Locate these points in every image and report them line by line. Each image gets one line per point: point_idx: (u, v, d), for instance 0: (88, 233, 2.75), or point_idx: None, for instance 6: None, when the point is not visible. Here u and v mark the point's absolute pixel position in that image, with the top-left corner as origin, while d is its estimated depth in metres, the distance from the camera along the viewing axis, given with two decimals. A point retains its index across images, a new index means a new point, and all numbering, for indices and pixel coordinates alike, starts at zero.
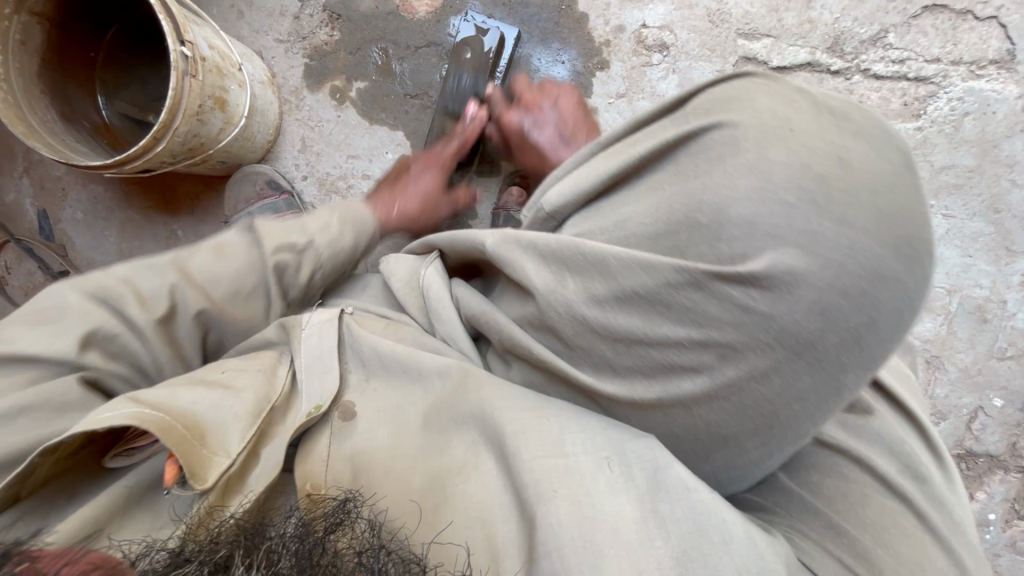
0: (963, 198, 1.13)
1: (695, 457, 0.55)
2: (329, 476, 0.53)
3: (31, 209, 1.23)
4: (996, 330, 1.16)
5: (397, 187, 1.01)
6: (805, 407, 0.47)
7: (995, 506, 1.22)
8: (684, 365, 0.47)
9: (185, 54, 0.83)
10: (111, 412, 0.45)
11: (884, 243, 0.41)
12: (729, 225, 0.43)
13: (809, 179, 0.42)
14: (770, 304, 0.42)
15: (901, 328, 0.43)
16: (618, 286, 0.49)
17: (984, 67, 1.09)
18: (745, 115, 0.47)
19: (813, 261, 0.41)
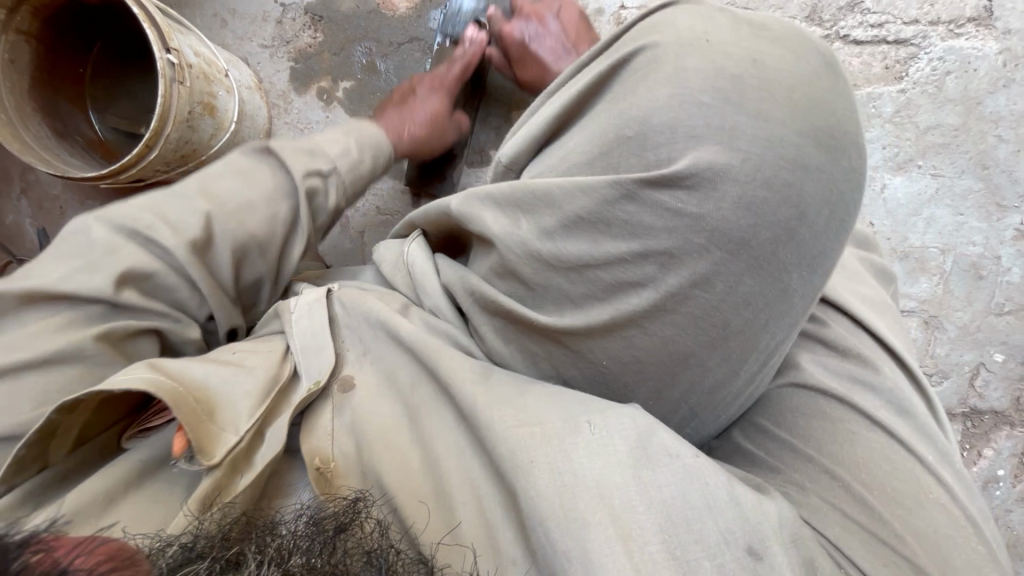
0: (951, 157, 1.14)
1: (661, 388, 0.56)
2: (336, 448, 0.56)
3: (31, 229, 1.25)
4: (992, 286, 1.17)
5: (404, 107, 0.99)
6: (755, 312, 0.49)
7: (1004, 462, 1.23)
8: (629, 280, 0.49)
9: (171, 61, 0.84)
10: (128, 375, 0.49)
11: (801, 132, 0.45)
12: (653, 133, 0.47)
13: (723, 79, 0.46)
14: (698, 203, 0.45)
15: (827, 220, 0.47)
16: (563, 213, 0.50)
17: (963, 25, 1.10)
18: (664, 36, 0.51)
19: (732, 155, 0.44)
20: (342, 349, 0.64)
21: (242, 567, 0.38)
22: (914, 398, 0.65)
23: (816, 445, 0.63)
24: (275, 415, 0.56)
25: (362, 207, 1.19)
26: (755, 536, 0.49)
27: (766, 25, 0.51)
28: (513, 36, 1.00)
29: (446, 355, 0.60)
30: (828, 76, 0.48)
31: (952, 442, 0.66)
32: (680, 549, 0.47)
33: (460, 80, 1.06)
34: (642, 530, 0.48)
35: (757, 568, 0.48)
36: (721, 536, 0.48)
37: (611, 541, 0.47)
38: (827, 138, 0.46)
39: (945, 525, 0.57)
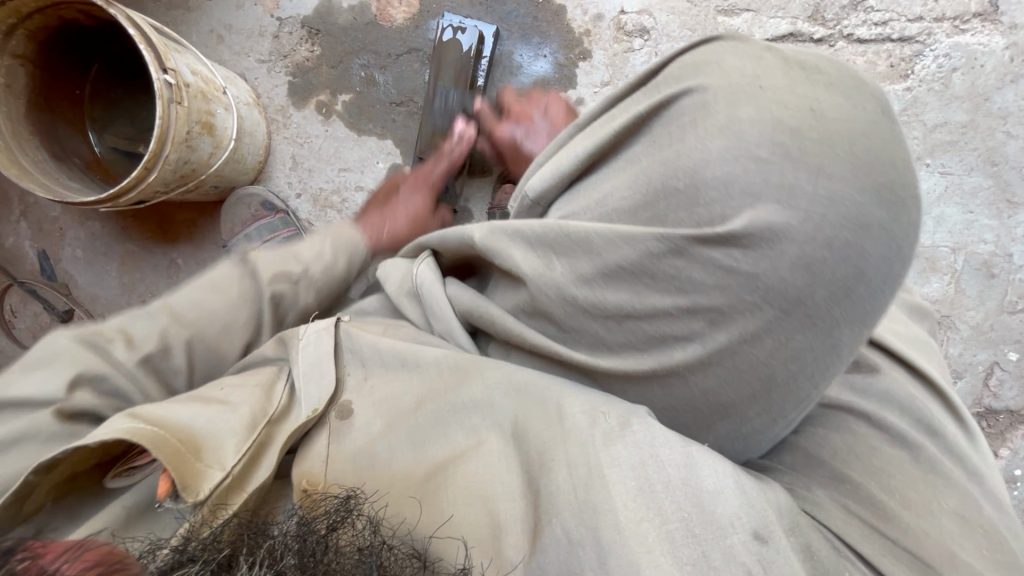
0: (959, 154, 1.12)
1: (698, 429, 0.56)
2: (329, 475, 0.53)
3: (32, 251, 1.24)
4: (1004, 284, 1.15)
5: (385, 207, 1.01)
6: (804, 368, 0.48)
7: (1021, 461, 1.21)
8: (676, 333, 0.49)
9: (168, 81, 0.83)
10: (107, 429, 0.46)
11: (862, 189, 0.42)
12: (707, 188, 0.45)
13: (782, 132, 0.44)
14: (753, 263, 0.43)
15: (890, 278, 0.44)
16: (602, 263, 0.50)
17: (968, 21, 1.09)
18: (714, 78, 0.49)
19: (793, 215, 0.42)
20: (344, 374, 0.63)
21: (234, 568, 0.38)
22: (921, 395, 0.65)
23: (829, 448, 0.62)
24: (268, 443, 0.53)
25: None
26: (760, 521, 0.49)
27: (820, 67, 0.48)
28: (504, 139, 0.99)
29: (494, 363, 0.60)
30: (884, 117, 0.46)
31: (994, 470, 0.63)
32: (699, 528, 0.48)
33: (445, 175, 1.07)
34: (662, 509, 0.48)
35: (763, 551, 0.48)
36: (730, 518, 0.48)
37: (629, 526, 0.47)
38: (887, 180, 0.43)
39: (953, 516, 0.56)
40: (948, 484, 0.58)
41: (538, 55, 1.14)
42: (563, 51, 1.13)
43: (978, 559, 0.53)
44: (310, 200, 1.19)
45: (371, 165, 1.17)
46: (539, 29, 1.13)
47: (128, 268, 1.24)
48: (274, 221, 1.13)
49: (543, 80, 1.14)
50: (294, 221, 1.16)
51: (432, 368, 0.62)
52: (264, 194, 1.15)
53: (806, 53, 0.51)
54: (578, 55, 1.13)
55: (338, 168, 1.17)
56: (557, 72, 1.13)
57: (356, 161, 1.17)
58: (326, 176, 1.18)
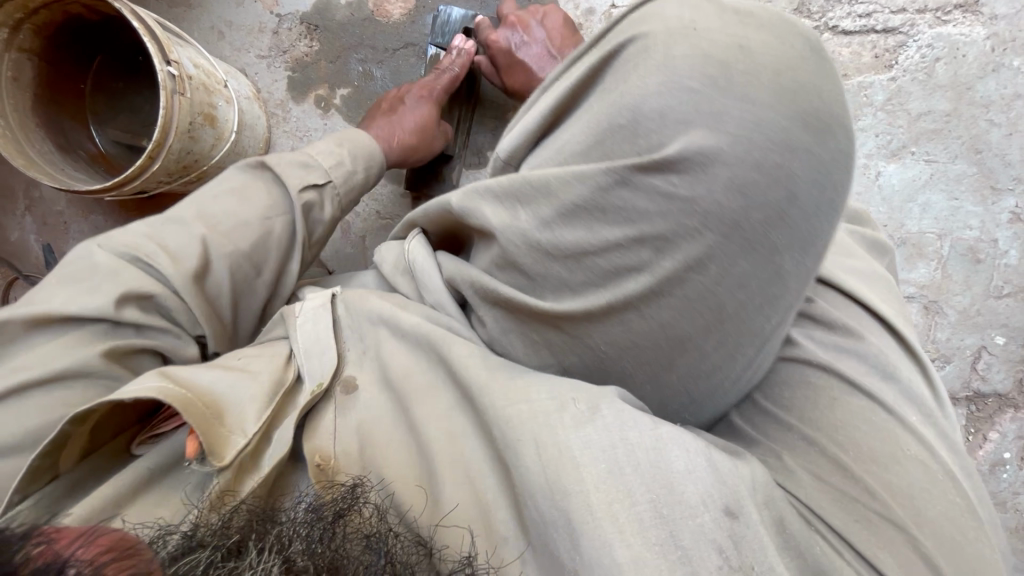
0: (943, 142, 1.15)
1: (658, 371, 0.57)
2: (338, 446, 0.56)
3: (36, 244, 1.26)
4: (990, 270, 1.18)
5: (392, 115, 1.00)
6: (751, 296, 0.51)
7: (1009, 444, 1.24)
8: (625, 265, 0.51)
9: (171, 73, 0.86)
10: (139, 385, 0.49)
11: (786, 113, 0.47)
12: (645, 119, 0.49)
13: (712, 66, 0.48)
14: (689, 187, 0.47)
15: (819, 202, 0.49)
16: (561, 203, 0.52)
17: (950, 12, 1.11)
18: (655, 25, 0.51)
19: (721, 138, 0.46)
20: (344, 349, 0.65)
21: (243, 555, 0.40)
22: (893, 356, 0.66)
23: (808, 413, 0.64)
24: (281, 417, 0.56)
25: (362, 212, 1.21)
26: (730, 496, 0.51)
27: (752, 11, 0.51)
28: (500, 42, 1.01)
29: (456, 342, 0.61)
30: (810, 55, 0.49)
31: (954, 421, 0.65)
32: (666, 509, 0.49)
33: (450, 87, 1.06)
34: (630, 489, 0.50)
35: (734, 526, 0.50)
36: (701, 498, 0.50)
37: (600, 506, 0.49)
38: (815, 118, 0.47)
39: (917, 463, 0.58)
40: (908, 434, 0.60)
41: None
42: None
43: (945, 532, 0.55)
44: (309, 191, 1.21)
45: None
46: None
47: None
48: None
49: None
50: None
51: (425, 343, 0.63)
52: None
53: (744, 1, 0.53)
54: None
55: None
56: None
57: None
58: None
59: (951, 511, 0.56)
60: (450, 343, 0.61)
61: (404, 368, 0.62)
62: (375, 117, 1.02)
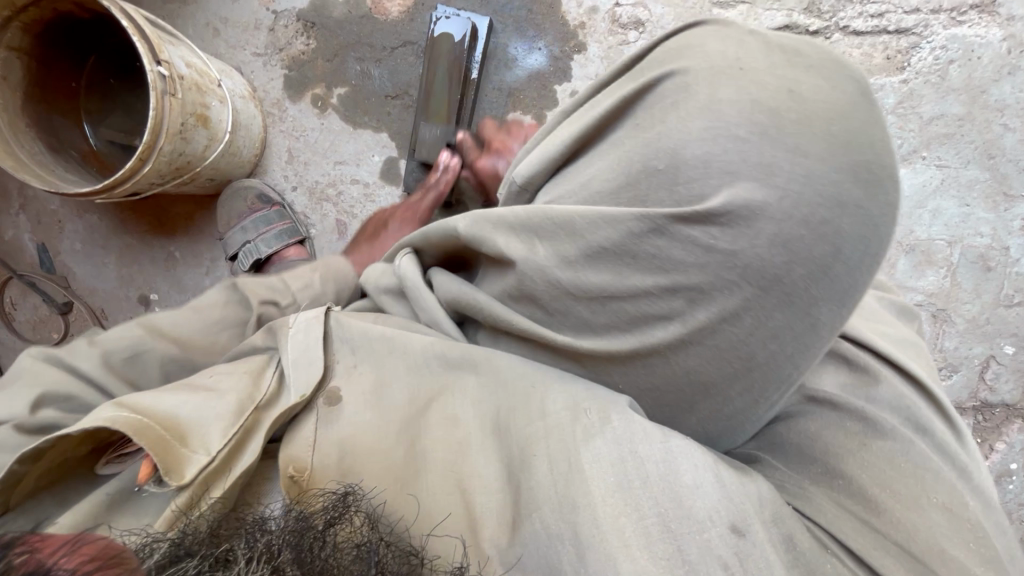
0: (956, 147, 1.11)
1: (681, 407, 0.56)
2: (315, 460, 0.52)
3: (31, 244, 1.25)
4: (1001, 278, 1.15)
5: (374, 243, 1.01)
6: (782, 347, 0.49)
7: (1016, 455, 1.22)
8: (656, 313, 0.50)
9: (162, 73, 0.84)
10: (93, 416, 0.48)
11: (838, 168, 0.44)
12: (686, 166, 0.47)
13: (760, 113, 0.45)
14: (731, 241, 0.45)
15: (868, 258, 0.46)
16: (586, 244, 0.50)
17: (965, 13, 1.08)
18: (695, 60, 0.50)
19: (770, 193, 0.44)
20: (333, 361, 0.62)
21: (231, 564, 0.38)
22: (914, 394, 0.64)
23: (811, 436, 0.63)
24: (254, 431, 0.53)
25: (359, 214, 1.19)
26: (737, 513, 0.50)
27: (799, 50, 0.50)
28: (484, 171, 0.96)
29: (484, 356, 0.61)
30: (862, 101, 0.47)
31: (980, 464, 0.63)
32: (674, 522, 0.49)
33: (433, 208, 1.05)
34: (640, 504, 0.50)
35: (739, 544, 0.49)
36: (708, 513, 0.49)
37: (607, 520, 0.49)
38: (863, 170, 0.45)
39: (942, 511, 0.56)
40: (933, 476, 0.58)
41: (532, 48, 1.14)
42: (558, 44, 1.13)
43: (953, 556, 0.54)
44: (306, 192, 1.19)
45: (366, 159, 1.17)
46: (534, 22, 1.13)
47: (126, 260, 1.25)
48: (270, 214, 1.13)
49: (538, 73, 1.14)
50: (290, 215, 1.17)
51: (422, 361, 0.62)
52: (259, 187, 1.16)
53: (787, 38, 0.52)
54: (573, 47, 1.13)
55: (334, 161, 1.18)
56: (552, 66, 1.13)
57: (352, 155, 1.17)
58: (321, 169, 1.18)
59: (976, 560, 0.54)
60: (468, 362, 0.61)
61: (396, 389, 0.59)
62: (358, 243, 1.04)
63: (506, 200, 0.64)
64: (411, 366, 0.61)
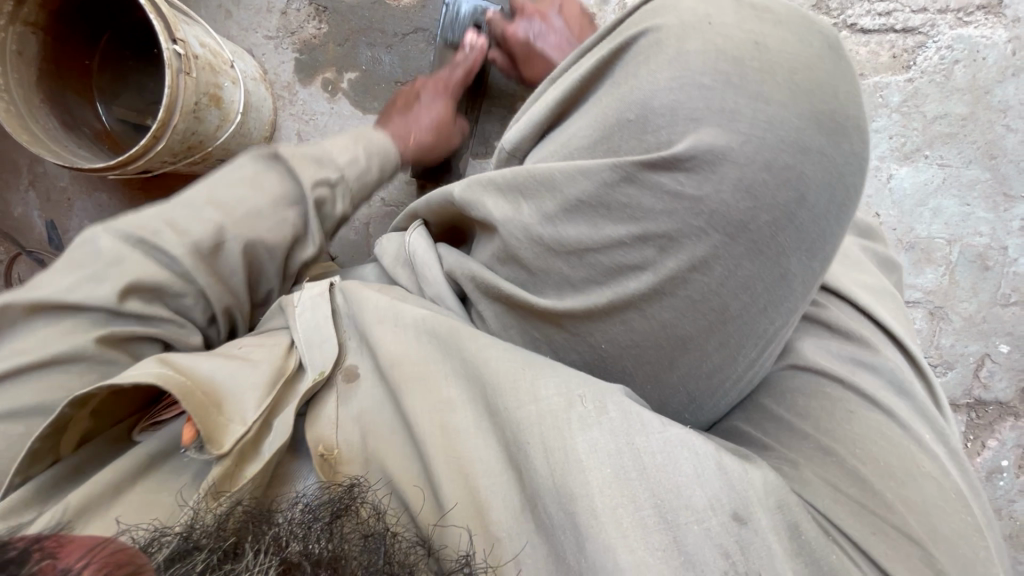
0: (958, 147, 1.13)
1: (660, 371, 0.57)
2: (339, 436, 0.57)
3: (40, 220, 1.26)
4: (998, 277, 1.17)
5: (408, 112, 0.98)
6: (755, 297, 0.51)
7: (1007, 452, 1.24)
8: (631, 264, 0.51)
9: (177, 52, 0.85)
10: (137, 371, 0.49)
11: (803, 115, 0.46)
12: (654, 115, 0.49)
13: (729, 66, 0.47)
14: (697, 185, 0.47)
15: (830, 205, 0.48)
16: (565, 198, 0.53)
17: (972, 13, 1.09)
18: (669, 18, 0.51)
19: (733, 138, 0.46)
20: (345, 339, 0.64)
21: (240, 557, 0.40)
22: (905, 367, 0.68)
23: (807, 422, 0.64)
24: (284, 404, 0.56)
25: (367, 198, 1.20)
26: (740, 502, 0.51)
27: (769, 7, 0.50)
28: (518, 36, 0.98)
29: (482, 335, 0.61)
30: (832, 57, 0.49)
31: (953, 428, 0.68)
32: (671, 514, 0.50)
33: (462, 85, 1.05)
34: (635, 495, 0.50)
35: (741, 532, 0.50)
36: (707, 503, 0.50)
37: (606, 511, 0.49)
38: (829, 121, 0.47)
39: (931, 479, 0.58)
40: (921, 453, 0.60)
41: None
42: None
43: (958, 549, 0.55)
44: None
45: None
46: None
47: None
48: None
49: None
50: None
51: (416, 328, 0.63)
52: None
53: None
54: None
55: None
56: None
57: None
58: None
59: (963, 529, 0.56)
60: (458, 328, 0.61)
61: (396, 358, 0.60)
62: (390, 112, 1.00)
63: (497, 166, 0.67)
64: (410, 338, 0.62)
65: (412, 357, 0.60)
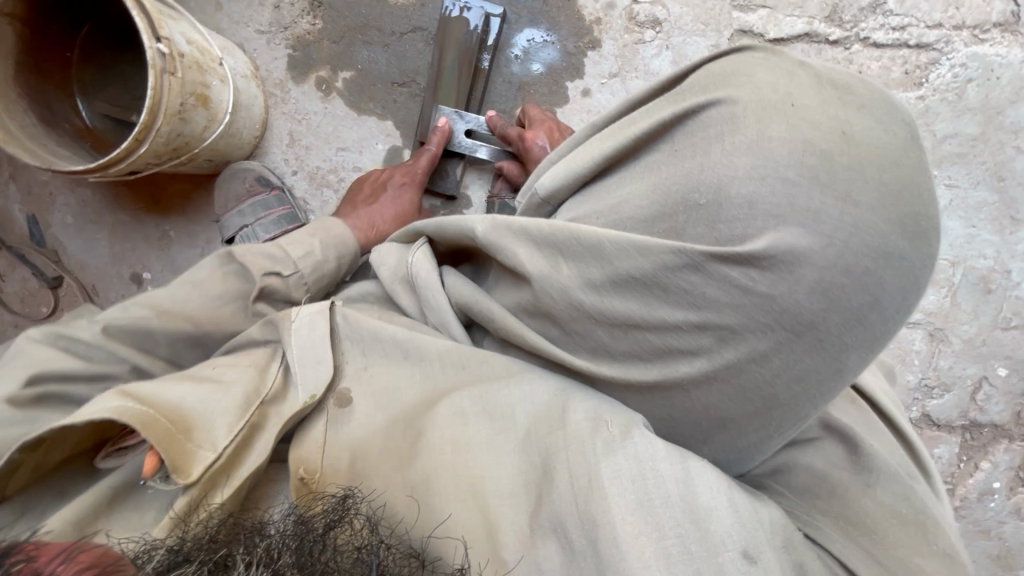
0: (966, 167, 1.10)
1: (693, 439, 0.58)
2: (324, 461, 0.54)
3: (20, 215, 1.21)
4: (1000, 300, 1.15)
5: (368, 202, 1.02)
6: (806, 389, 0.50)
7: (1000, 475, 1.23)
8: (685, 348, 0.50)
9: (161, 50, 0.81)
10: (94, 407, 0.46)
11: (890, 218, 0.44)
12: (728, 205, 0.47)
13: (811, 153, 0.45)
14: (770, 285, 0.45)
15: (903, 308, 0.46)
16: (614, 271, 0.51)
17: (988, 31, 1.06)
18: (746, 91, 0.51)
19: (817, 239, 0.44)
20: (343, 362, 0.62)
21: (231, 569, 0.37)
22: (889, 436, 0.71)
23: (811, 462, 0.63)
24: (260, 427, 0.53)
25: None
26: (750, 539, 0.50)
27: (852, 88, 0.49)
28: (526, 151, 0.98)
29: (517, 367, 0.60)
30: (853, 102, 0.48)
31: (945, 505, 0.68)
32: (693, 544, 0.49)
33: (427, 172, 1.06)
34: (661, 524, 0.49)
35: (751, 570, 0.48)
36: (721, 536, 0.49)
37: (626, 540, 0.48)
38: (913, 223, 0.44)
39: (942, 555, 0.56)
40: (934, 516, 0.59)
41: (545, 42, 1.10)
42: (572, 39, 1.10)
43: None
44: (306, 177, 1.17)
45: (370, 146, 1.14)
46: (549, 14, 1.10)
47: (118, 237, 1.22)
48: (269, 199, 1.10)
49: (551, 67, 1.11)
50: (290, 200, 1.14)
51: (433, 360, 0.62)
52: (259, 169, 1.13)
53: (841, 73, 0.52)
54: (588, 43, 1.10)
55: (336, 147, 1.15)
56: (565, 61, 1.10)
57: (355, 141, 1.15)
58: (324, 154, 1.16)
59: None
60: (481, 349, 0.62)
61: (416, 403, 0.59)
62: (353, 202, 1.03)
63: (528, 209, 0.67)
64: (436, 358, 0.62)
65: (441, 374, 0.61)
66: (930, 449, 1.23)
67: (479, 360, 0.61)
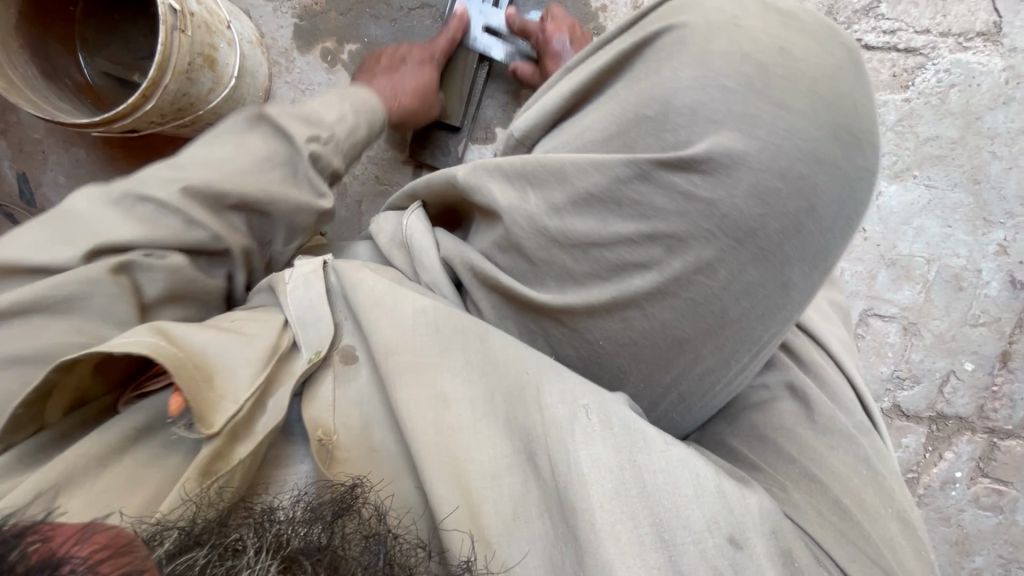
0: (945, 169, 1.16)
1: (655, 372, 0.60)
2: (338, 420, 0.56)
3: (10, 172, 1.20)
4: (970, 298, 1.21)
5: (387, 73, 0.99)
6: (753, 303, 0.54)
7: (961, 465, 1.30)
8: (636, 261, 0.55)
9: (172, 7, 0.81)
10: (132, 340, 0.48)
11: (818, 125, 0.51)
12: (675, 113, 0.53)
13: (747, 66, 0.52)
14: (711, 188, 0.51)
15: (838, 216, 0.53)
16: (574, 190, 0.56)
17: (972, 39, 1.12)
18: (695, 16, 0.56)
19: (751, 143, 0.50)
20: (341, 321, 0.64)
21: (241, 554, 0.38)
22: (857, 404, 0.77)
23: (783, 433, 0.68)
24: (274, 388, 0.55)
25: (360, 175, 1.19)
26: (736, 526, 0.53)
27: (796, 15, 0.56)
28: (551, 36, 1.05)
29: (493, 334, 0.60)
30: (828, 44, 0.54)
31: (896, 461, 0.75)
32: (669, 533, 0.52)
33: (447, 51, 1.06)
34: (635, 513, 0.52)
35: (736, 557, 0.52)
36: (705, 523, 0.52)
37: (604, 528, 0.51)
38: (844, 133, 0.51)
39: (899, 521, 0.63)
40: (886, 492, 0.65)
41: None
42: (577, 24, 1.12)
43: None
44: None
45: None
46: None
47: None
48: None
49: None
50: None
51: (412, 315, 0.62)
52: None
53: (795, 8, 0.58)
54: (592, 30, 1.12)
55: None
56: None
57: None
58: None
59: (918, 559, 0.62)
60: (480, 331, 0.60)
61: (389, 341, 0.59)
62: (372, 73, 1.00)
63: (504, 153, 0.72)
64: (411, 327, 0.60)
65: (419, 354, 0.59)
66: (899, 439, 1.30)
67: (455, 325, 0.61)
